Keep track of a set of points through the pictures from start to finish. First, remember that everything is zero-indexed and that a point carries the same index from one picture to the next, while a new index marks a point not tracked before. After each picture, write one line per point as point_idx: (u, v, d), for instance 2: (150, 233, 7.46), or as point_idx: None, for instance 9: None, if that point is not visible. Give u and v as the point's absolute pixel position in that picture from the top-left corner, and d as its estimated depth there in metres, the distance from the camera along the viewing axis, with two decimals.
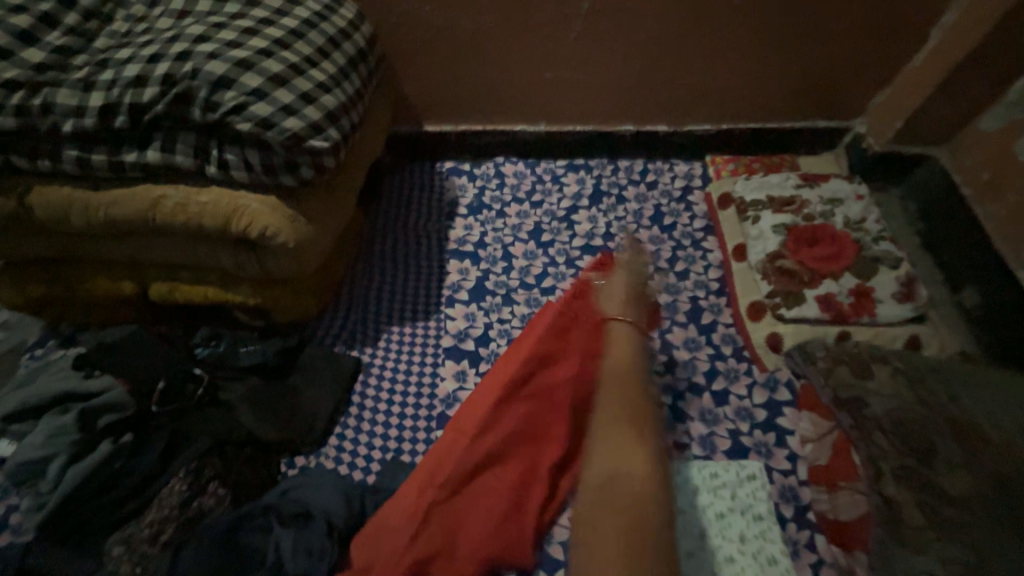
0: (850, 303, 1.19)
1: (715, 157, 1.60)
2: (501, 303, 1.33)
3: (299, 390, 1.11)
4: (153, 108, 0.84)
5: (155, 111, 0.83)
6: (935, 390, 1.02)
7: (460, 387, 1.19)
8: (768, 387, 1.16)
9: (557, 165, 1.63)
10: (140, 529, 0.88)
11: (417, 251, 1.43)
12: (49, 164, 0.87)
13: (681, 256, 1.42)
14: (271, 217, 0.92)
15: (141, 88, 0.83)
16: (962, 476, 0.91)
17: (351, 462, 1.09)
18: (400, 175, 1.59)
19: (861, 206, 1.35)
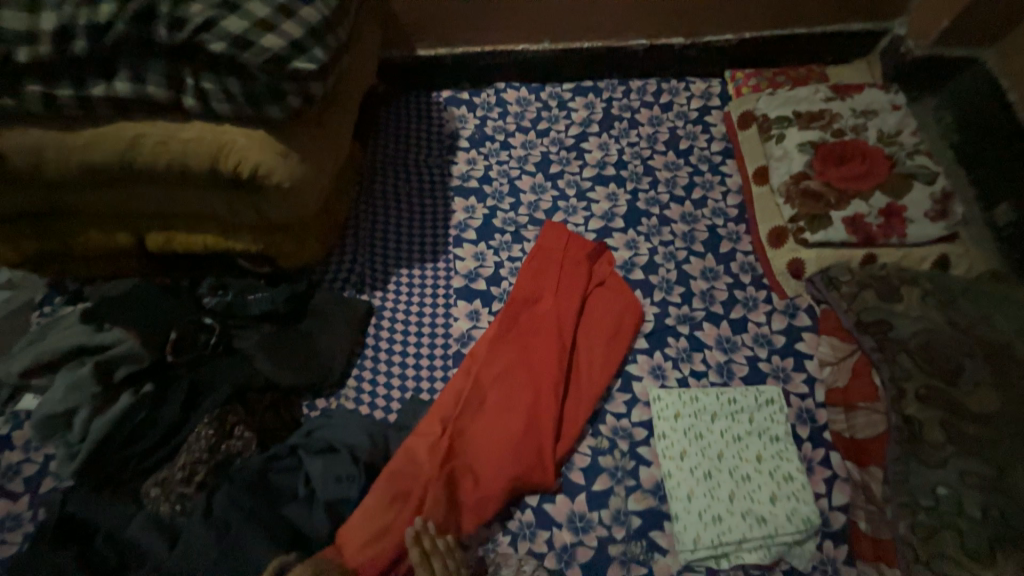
0: (880, 224, 1.13)
1: (736, 72, 1.46)
2: (510, 240, 1.28)
3: (312, 336, 1.09)
4: (114, 29, 0.74)
5: (116, 34, 0.74)
6: (965, 311, 0.99)
7: (474, 326, 1.17)
8: (788, 314, 1.14)
9: (563, 88, 1.50)
10: (174, 471, 0.91)
11: (420, 190, 1.36)
12: (11, 103, 0.79)
13: (698, 182, 1.34)
14: (261, 153, 0.85)
15: (97, 6, 0.73)
16: (986, 393, 0.90)
17: (372, 403, 1.10)
18: (394, 106, 1.47)
19: (897, 117, 1.24)
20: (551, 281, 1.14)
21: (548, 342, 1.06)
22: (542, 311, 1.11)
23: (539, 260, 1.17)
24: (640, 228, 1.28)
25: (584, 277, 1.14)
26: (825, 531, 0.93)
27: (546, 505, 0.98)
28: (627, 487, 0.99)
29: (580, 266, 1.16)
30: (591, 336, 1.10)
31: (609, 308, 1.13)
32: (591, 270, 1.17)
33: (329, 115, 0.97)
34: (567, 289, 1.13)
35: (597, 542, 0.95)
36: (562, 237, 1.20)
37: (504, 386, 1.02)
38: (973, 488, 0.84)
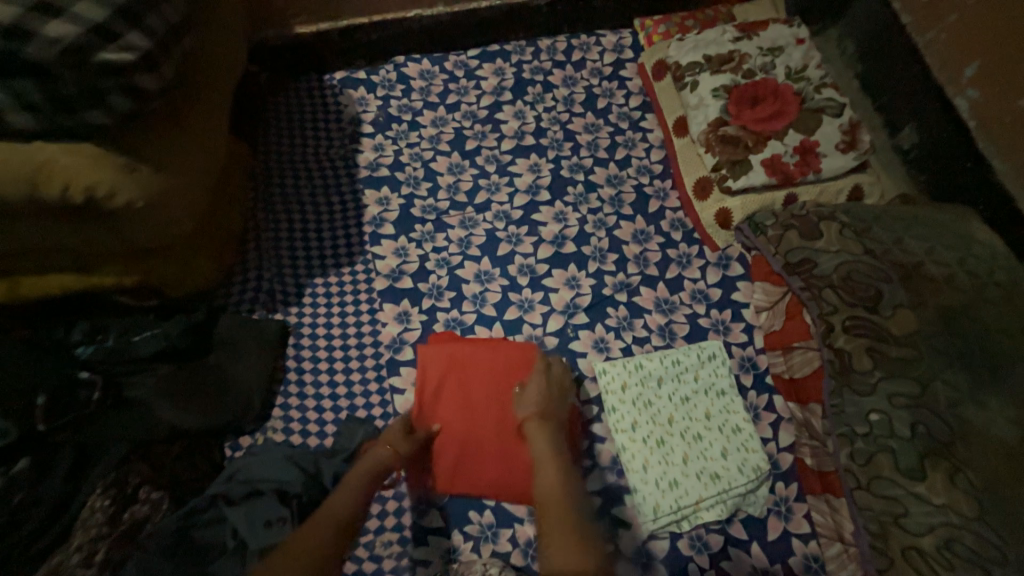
0: (796, 162, 1.12)
1: (645, 20, 1.39)
2: (433, 230, 1.18)
3: (224, 367, 0.98)
4: None
5: None
6: (882, 238, 0.98)
7: (405, 329, 1.08)
8: (721, 266, 1.14)
9: (468, 56, 1.39)
10: (70, 554, 0.77)
11: (325, 189, 1.23)
12: None
13: (620, 141, 1.30)
14: (97, 172, 0.73)
15: None
16: (907, 314, 0.90)
17: (304, 430, 1.01)
18: (285, 101, 1.32)
19: (802, 52, 1.23)
20: (452, 371, 1.00)
21: (485, 455, 0.95)
22: (465, 433, 0.96)
23: (437, 376, 0.99)
24: (567, 199, 1.22)
25: (489, 379, 1.00)
26: (775, 473, 0.96)
27: (505, 502, 0.95)
28: (585, 468, 0.96)
29: (481, 368, 1.00)
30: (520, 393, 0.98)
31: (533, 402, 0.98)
32: (495, 359, 1.01)
33: (178, 108, 0.82)
34: (478, 399, 0.98)
35: None
36: (446, 359, 1.00)
37: (486, 463, 0.94)
38: (902, 409, 0.85)
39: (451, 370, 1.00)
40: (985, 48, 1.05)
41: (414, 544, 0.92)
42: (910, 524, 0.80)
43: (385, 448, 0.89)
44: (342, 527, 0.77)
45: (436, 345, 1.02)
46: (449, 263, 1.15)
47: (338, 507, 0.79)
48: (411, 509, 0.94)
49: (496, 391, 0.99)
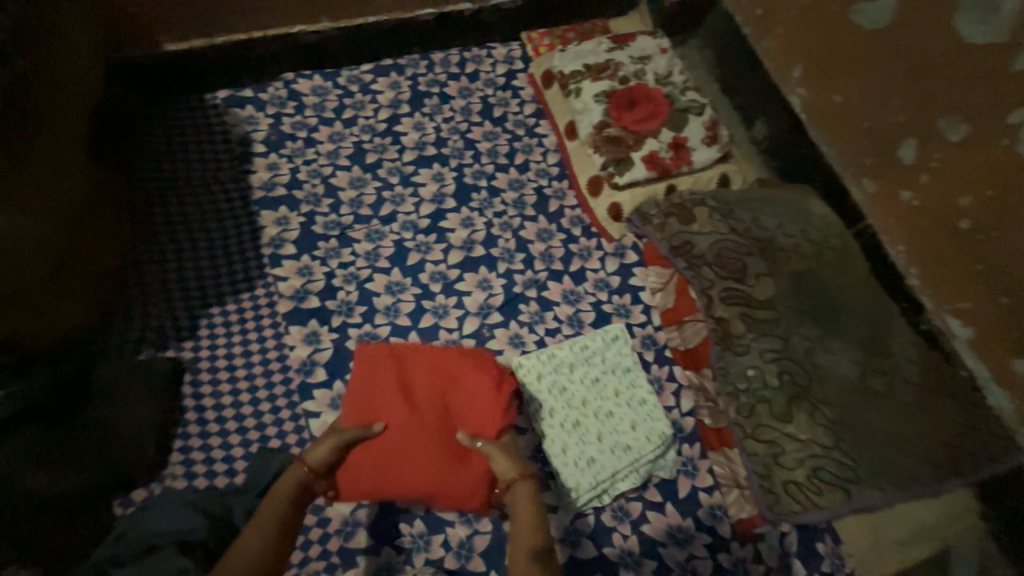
0: (670, 157, 1.25)
1: (531, 33, 1.48)
2: (338, 245, 1.16)
3: (107, 419, 0.89)
4: None
5: None
6: (743, 218, 1.11)
7: (316, 350, 1.05)
8: (618, 255, 1.24)
9: (361, 71, 1.38)
10: None
11: (216, 213, 1.16)
12: None
13: (518, 147, 1.36)
14: None
15: None
16: (768, 281, 1.04)
17: (210, 471, 0.94)
18: (163, 124, 1.22)
19: (667, 59, 1.38)
20: (394, 374, 0.94)
21: (425, 455, 0.88)
22: (404, 433, 0.88)
23: (379, 376, 0.94)
24: (472, 204, 1.25)
25: (431, 376, 0.95)
26: (680, 436, 1.05)
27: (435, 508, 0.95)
28: None
29: (422, 365, 0.97)
30: (470, 391, 0.94)
31: (483, 399, 0.93)
32: (436, 356, 0.98)
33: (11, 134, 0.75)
34: (415, 397, 0.93)
35: None
36: (387, 361, 0.96)
37: (422, 463, 0.87)
38: (771, 362, 0.98)
39: (392, 372, 0.95)
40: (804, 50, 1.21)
41: (344, 568, 0.89)
42: (786, 460, 0.93)
43: (300, 469, 0.84)
44: (260, 574, 0.72)
45: (383, 350, 0.98)
46: (358, 277, 1.13)
47: (253, 551, 0.74)
48: (338, 534, 0.91)
49: (438, 389, 0.94)
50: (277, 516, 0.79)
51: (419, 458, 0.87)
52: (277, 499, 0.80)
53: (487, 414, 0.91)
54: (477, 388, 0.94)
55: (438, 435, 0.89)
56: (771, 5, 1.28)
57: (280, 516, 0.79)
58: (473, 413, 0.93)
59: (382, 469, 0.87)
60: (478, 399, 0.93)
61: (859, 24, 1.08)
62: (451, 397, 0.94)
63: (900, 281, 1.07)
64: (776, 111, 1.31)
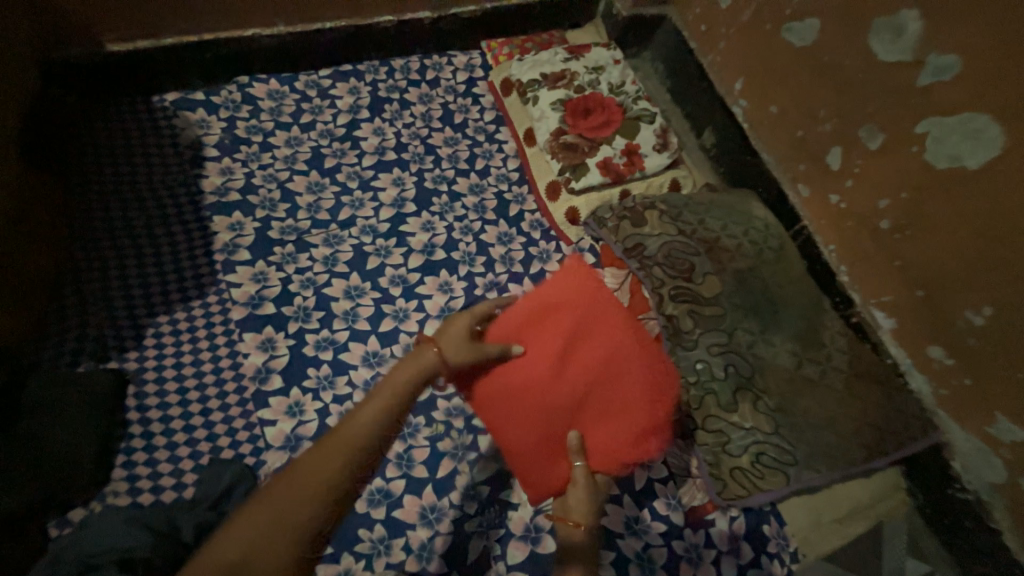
0: (624, 163, 1.31)
1: (490, 42, 1.51)
2: (295, 251, 1.14)
3: (35, 433, 0.84)
4: None
5: None
6: (691, 220, 1.18)
7: (271, 357, 1.03)
8: (576, 257, 1.28)
9: (319, 76, 1.38)
10: None
11: (163, 219, 1.12)
12: None
13: (479, 153, 1.39)
14: None
15: None
16: (714, 280, 1.10)
17: (156, 486, 0.90)
18: (105, 127, 1.18)
19: (620, 70, 1.44)
20: (601, 321, 0.91)
21: (539, 411, 0.87)
22: (537, 377, 0.88)
23: (569, 312, 0.91)
24: (432, 208, 1.27)
25: (612, 354, 0.89)
26: None
27: (395, 513, 0.94)
28: (471, 461, 1.00)
29: (613, 335, 0.90)
30: (621, 385, 0.89)
31: (627, 401, 0.88)
32: (615, 336, 0.90)
33: None
34: (574, 358, 0.89)
35: (477, 507, 0.97)
36: (587, 299, 0.92)
37: (530, 411, 0.87)
38: (717, 355, 1.03)
39: (585, 313, 0.91)
40: (745, 66, 1.30)
41: None
42: (733, 448, 0.98)
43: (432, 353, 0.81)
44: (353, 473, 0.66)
45: (592, 287, 0.92)
46: (315, 282, 1.12)
47: (359, 436, 0.69)
48: None
49: (609, 370, 0.89)
50: (398, 408, 0.74)
51: (529, 406, 0.87)
52: (401, 380, 0.76)
53: (614, 421, 0.88)
54: (633, 393, 0.88)
55: (563, 401, 0.88)
56: (715, 22, 1.37)
57: (392, 407, 0.73)
58: (610, 405, 0.88)
59: (499, 392, 0.88)
60: (620, 396, 0.88)
61: (789, 41, 1.18)
62: (600, 375, 0.89)
63: (833, 278, 1.15)
64: (721, 120, 1.39)
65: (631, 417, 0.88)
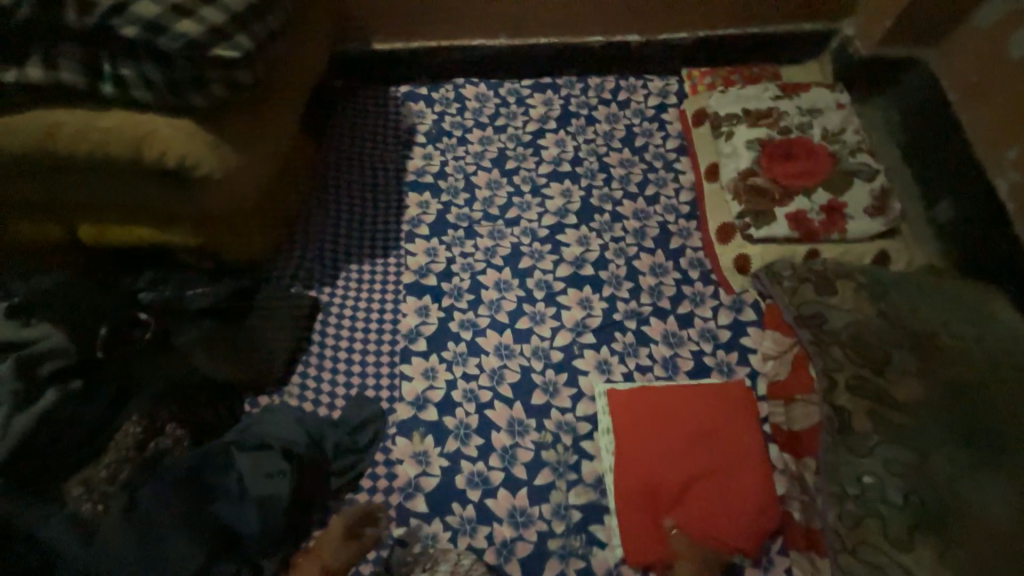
0: (821, 220, 1.14)
1: (692, 71, 1.47)
2: (464, 236, 1.27)
3: (259, 330, 1.09)
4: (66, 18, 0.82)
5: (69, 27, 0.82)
6: (898, 303, 0.97)
7: (423, 322, 1.16)
8: (733, 309, 1.16)
9: (522, 85, 1.50)
10: (99, 470, 0.88)
11: (373, 186, 1.35)
12: None
13: (652, 179, 1.36)
14: (189, 144, 0.89)
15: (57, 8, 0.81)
16: (914, 382, 0.89)
17: (316, 400, 1.09)
18: (351, 105, 1.46)
19: (842, 116, 1.26)
20: (735, 431, 1.00)
21: (655, 473, 0.96)
22: (665, 443, 0.99)
23: (711, 409, 1.02)
24: (592, 224, 1.28)
25: (733, 460, 0.97)
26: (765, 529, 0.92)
27: (488, 501, 0.98)
28: (569, 481, 0.99)
29: (739, 448, 0.98)
30: (732, 491, 0.94)
31: (733, 507, 0.93)
32: (744, 451, 0.98)
33: (264, 103, 0.99)
34: (701, 448, 0.98)
35: (564, 527, 0.96)
36: (728, 407, 1.02)
37: (647, 469, 0.97)
38: (896, 476, 0.84)
39: (724, 418, 1.01)
40: None
41: (397, 523, 0.97)
42: None
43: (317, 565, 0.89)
44: None
45: (740, 405, 1.02)
46: (473, 268, 1.23)
47: None
48: (399, 490, 1.00)
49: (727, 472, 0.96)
50: None
51: (649, 462, 0.97)
52: None
53: (716, 514, 0.93)
54: (742, 504, 0.93)
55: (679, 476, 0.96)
56: (995, 74, 1.11)
57: None
58: (718, 503, 0.94)
59: (628, 439, 0.99)
60: (728, 500, 0.94)
61: None
62: (718, 471, 0.96)
63: None
64: (971, 194, 1.12)
65: (731, 519, 0.92)
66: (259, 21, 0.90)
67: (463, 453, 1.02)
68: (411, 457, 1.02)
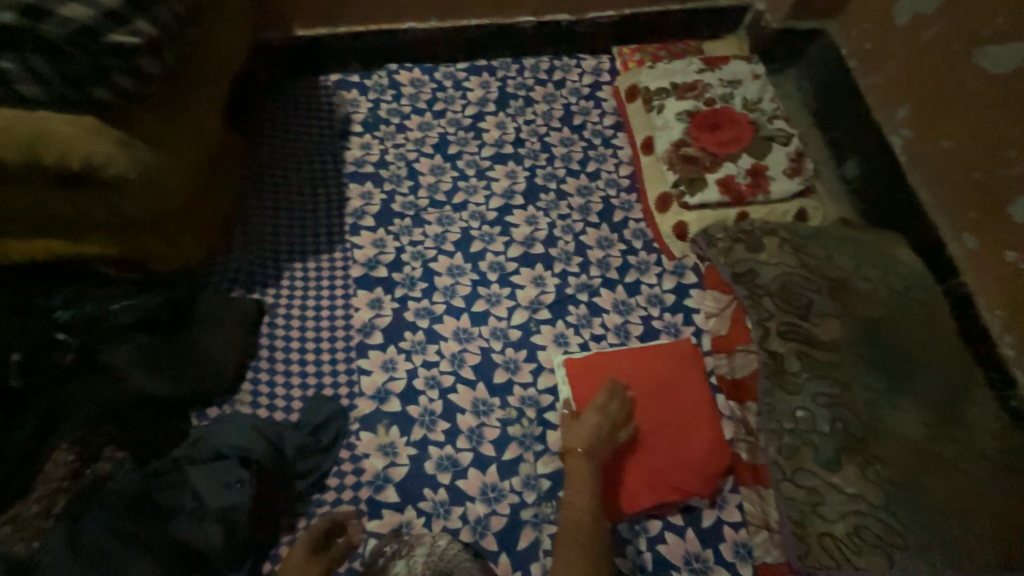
0: (747, 183, 1.23)
1: (622, 48, 1.51)
2: (411, 225, 1.25)
3: (201, 341, 1.02)
4: None
5: None
6: (817, 254, 1.07)
7: (377, 315, 1.14)
8: (676, 273, 1.23)
9: (457, 69, 1.49)
10: (29, 505, 0.82)
11: (311, 180, 1.29)
12: None
13: (592, 156, 1.39)
14: (97, 142, 0.80)
15: None
16: (834, 323, 0.99)
17: (271, 405, 1.05)
18: (280, 97, 1.39)
19: (758, 85, 1.35)
20: (682, 386, 1.07)
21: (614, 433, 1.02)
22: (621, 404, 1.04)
23: (660, 368, 1.08)
24: (539, 204, 1.30)
25: (687, 410, 1.05)
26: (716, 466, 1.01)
27: (459, 482, 0.99)
28: (536, 452, 1.03)
29: (687, 401, 1.06)
30: (684, 441, 1.02)
31: (685, 455, 1.01)
32: (691, 404, 1.05)
33: (180, 95, 0.92)
34: (654, 405, 1.05)
35: (535, 496, 0.99)
36: (675, 365, 1.09)
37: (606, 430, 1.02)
38: (824, 407, 0.93)
39: (672, 375, 1.08)
40: (916, 93, 1.15)
41: (369, 517, 0.96)
42: (826, 511, 0.88)
43: None
44: None
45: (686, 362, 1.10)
46: (423, 256, 1.22)
47: None
48: (368, 484, 0.98)
49: (682, 424, 1.04)
50: None
51: None
52: None
53: (671, 464, 1.00)
54: (693, 451, 1.01)
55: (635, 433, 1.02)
56: (884, 40, 1.22)
57: None
58: (672, 454, 1.01)
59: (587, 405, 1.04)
60: (680, 449, 1.01)
61: (979, 68, 1.02)
62: (670, 424, 1.03)
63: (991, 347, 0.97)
64: (872, 150, 1.24)
65: (684, 466, 1.00)
66: (161, 6, 0.83)
67: (430, 439, 1.03)
68: (378, 450, 1.01)
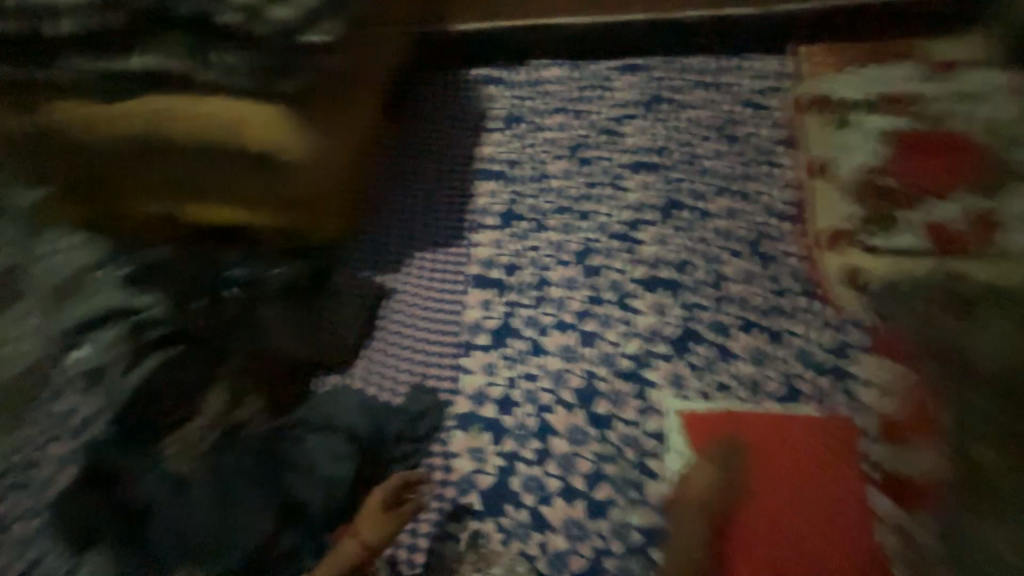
0: (968, 229, 0.95)
1: (809, 48, 1.29)
2: (532, 229, 1.22)
3: (327, 312, 1.13)
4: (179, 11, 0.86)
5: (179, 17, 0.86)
6: None
7: (486, 316, 1.14)
8: (838, 329, 1.02)
9: (605, 67, 1.40)
10: (191, 431, 0.95)
11: (445, 173, 1.33)
12: None
13: (748, 174, 1.21)
14: (275, 128, 0.93)
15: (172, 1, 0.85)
16: None
17: (380, 384, 1.11)
18: (428, 88, 1.44)
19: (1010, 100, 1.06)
20: (827, 474, 0.91)
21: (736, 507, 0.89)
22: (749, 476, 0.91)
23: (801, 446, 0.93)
24: (675, 222, 1.17)
25: (826, 509, 0.88)
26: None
27: (543, 507, 0.95)
28: (631, 500, 0.93)
29: (830, 494, 0.90)
30: (819, 539, 0.86)
31: (818, 558, 0.85)
32: (835, 499, 0.89)
33: (350, 89, 1.00)
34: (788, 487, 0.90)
35: (623, 548, 0.90)
36: (822, 448, 0.93)
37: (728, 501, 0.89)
38: None
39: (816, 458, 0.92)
40: None
41: (450, 518, 0.96)
42: None
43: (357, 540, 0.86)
44: None
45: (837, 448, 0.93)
46: (540, 263, 1.17)
47: None
48: (455, 485, 0.99)
49: (819, 525, 0.87)
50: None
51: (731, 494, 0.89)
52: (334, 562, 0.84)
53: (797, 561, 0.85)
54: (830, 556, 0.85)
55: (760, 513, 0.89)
56: None
57: None
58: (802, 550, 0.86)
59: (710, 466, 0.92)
60: (814, 547, 0.86)
61: None
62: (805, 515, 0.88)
63: None
64: None
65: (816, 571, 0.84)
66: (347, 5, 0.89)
67: (519, 455, 0.99)
68: (468, 453, 1.01)
